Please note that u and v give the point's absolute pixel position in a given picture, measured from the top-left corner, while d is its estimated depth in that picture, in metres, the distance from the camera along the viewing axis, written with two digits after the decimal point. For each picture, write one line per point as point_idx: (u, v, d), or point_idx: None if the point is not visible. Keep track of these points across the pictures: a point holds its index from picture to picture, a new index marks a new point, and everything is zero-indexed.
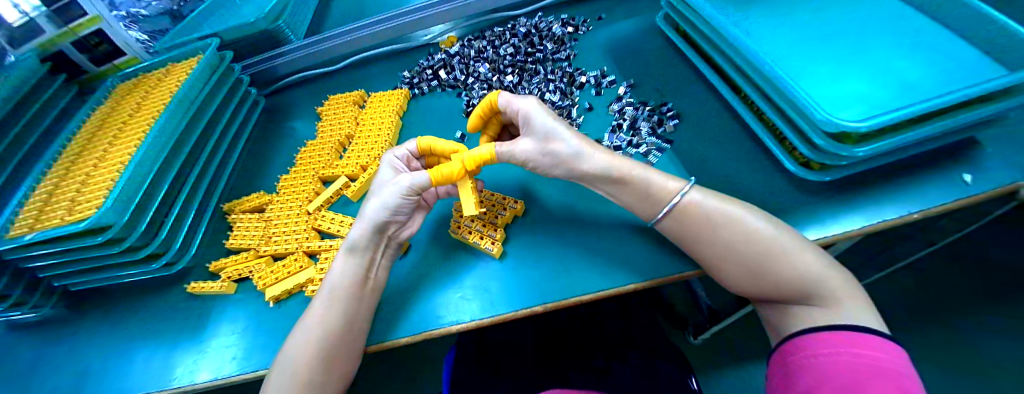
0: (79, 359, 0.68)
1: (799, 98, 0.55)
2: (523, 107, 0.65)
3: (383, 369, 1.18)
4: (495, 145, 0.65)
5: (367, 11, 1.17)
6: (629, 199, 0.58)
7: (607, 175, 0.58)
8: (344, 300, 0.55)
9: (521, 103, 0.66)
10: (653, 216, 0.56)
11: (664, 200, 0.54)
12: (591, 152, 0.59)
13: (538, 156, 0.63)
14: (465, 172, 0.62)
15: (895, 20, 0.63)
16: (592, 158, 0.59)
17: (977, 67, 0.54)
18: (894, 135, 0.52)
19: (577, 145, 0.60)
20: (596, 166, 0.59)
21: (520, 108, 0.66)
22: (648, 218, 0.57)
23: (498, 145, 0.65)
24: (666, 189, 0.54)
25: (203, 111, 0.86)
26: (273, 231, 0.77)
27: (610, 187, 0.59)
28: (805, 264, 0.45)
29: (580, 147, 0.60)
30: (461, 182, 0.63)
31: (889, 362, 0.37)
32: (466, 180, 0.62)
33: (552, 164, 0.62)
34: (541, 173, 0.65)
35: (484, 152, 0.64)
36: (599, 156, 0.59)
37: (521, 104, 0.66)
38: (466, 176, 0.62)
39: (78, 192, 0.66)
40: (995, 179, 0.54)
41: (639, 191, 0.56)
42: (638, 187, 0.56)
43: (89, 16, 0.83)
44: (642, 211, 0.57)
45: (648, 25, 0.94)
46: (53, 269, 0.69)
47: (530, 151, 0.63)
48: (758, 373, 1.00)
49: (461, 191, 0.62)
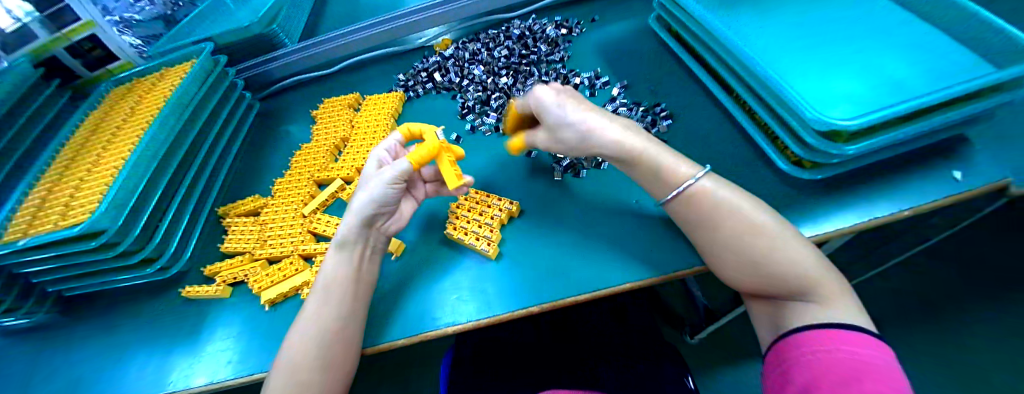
0: (74, 365, 0.68)
1: (790, 97, 0.55)
2: (531, 98, 0.66)
3: (381, 373, 1.18)
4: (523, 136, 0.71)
5: (361, 14, 1.17)
6: (644, 180, 0.58)
7: (619, 157, 0.59)
8: (338, 302, 0.55)
9: (528, 96, 0.66)
10: (664, 196, 0.56)
11: (676, 183, 0.54)
12: (600, 133, 0.59)
13: (554, 145, 0.65)
14: (440, 149, 0.65)
15: (884, 19, 0.63)
16: (602, 139, 0.59)
17: (964, 65, 0.54)
18: (883, 133, 0.52)
19: (584, 130, 0.60)
20: (608, 148, 0.59)
21: (528, 99, 0.66)
22: (660, 198, 0.57)
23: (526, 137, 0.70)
24: (678, 173, 0.54)
25: (197, 115, 0.86)
26: (268, 234, 0.77)
27: (626, 168, 0.60)
28: (802, 260, 0.46)
29: (588, 131, 0.60)
30: (438, 159, 0.65)
31: (881, 358, 0.37)
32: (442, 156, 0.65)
33: (570, 150, 0.64)
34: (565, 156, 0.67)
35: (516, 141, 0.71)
36: (609, 136, 0.59)
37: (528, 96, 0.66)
38: (441, 152, 0.64)
39: (71, 197, 0.65)
40: (985, 176, 0.54)
41: (651, 172, 0.57)
42: (652, 168, 0.56)
43: (83, 21, 0.83)
44: (656, 191, 0.57)
45: (641, 27, 0.94)
46: (47, 274, 0.69)
47: (549, 142, 0.65)
48: (754, 371, 1.00)
49: (442, 170, 0.64)
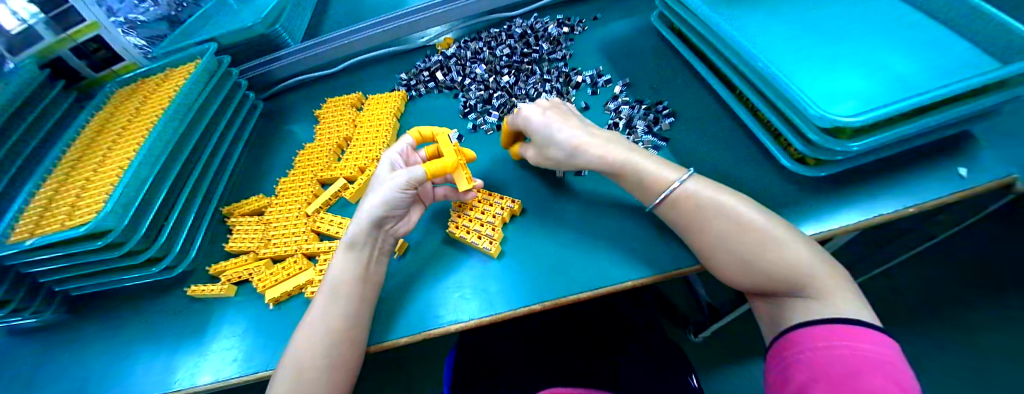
0: (81, 364, 0.68)
1: (794, 94, 0.55)
2: (517, 117, 0.69)
3: (384, 372, 1.18)
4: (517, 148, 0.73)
5: (364, 14, 1.18)
6: (628, 183, 0.59)
7: (605, 170, 0.60)
8: (345, 300, 0.55)
9: (515, 113, 0.70)
10: (651, 200, 0.57)
11: (663, 186, 0.55)
12: (583, 152, 0.61)
13: (543, 161, 0.67)
14: (458, 164, 0.66)
15: (888, 15, 0.63)
16: (585, 158, 0.61)
17: (969, 61, 0.54)
18: (888, 130, 0.52)
19: (568, 147, 0.61)
20: (592, 165, 0.61)
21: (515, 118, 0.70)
22: (648, 203, 0.57)
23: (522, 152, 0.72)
24: (662, 176, 0.56)
25: (201, 115, 0.87)
26: (272, 233, 0.78)
27: (613, 177, 0.61)
28: (797, 257, 0.45)
29: (572, 148, 0.61)
30: (455, 174, 0.66)
31: (885, 354, 0.37)
32: (459, 171, 0.66)
33: (558, 166, 0.66)
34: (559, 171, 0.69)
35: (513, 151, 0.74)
36: (591, 154, 0.60)
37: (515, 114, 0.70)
38: (459, 168, 0.66)
39: (78, 196, 0.66)
40: (991, 173, 0.54)
41: (633, 176, 0.58)
42: (636, 173, 0.58)
43: (89, 22, 0.84)
44: (641, 195, 0.58)
45: (643, 25, 0.94)
46: (53, 274, 0.69)
47: (537, 160, 0.68)
48: (757, 371, 1.00)
49: (456, 182, 0.66)
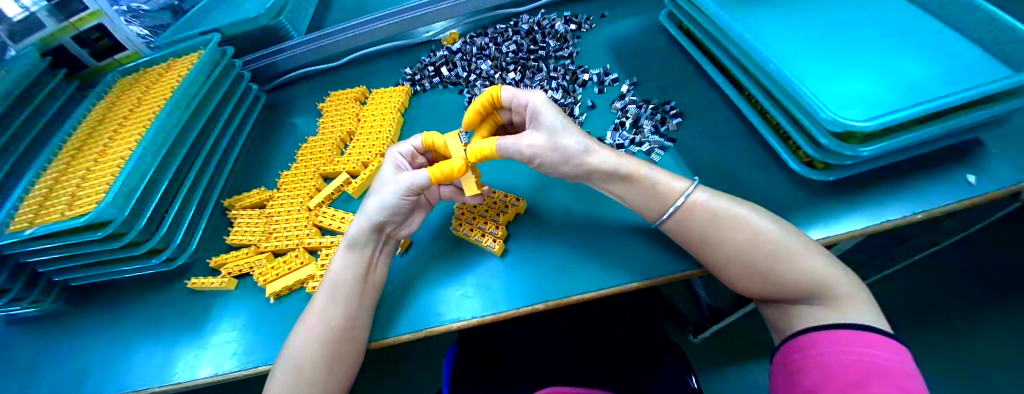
0: (78, 356, 0.68)
1: (805, 98, 0.54)
2: (531, 100, 0.62)
3: (382, 370, 1.18)
4: (497, 139, 0.61)
5: (368, 8, 1.17)
6: (634, 199, 0.57)
7: (614, 173, 0.57)
8: (344, 296, 0.55)
9: (529, 96, 0.63)
10: (657, 218, 0.55)
11: (669, 202, 0.54)
12: (598, 149, 0.58)
13: (547, 151, 0.59)
14: (466, 167, 0.60)
15: (897, 19, 0.63)
16: (600, 154, 0.58)
17: (981, 67, 0.53)
18: (898, 136, 0.51)
19: (586, 141, 0.58)
20: (604, 162, 0.57)
21: (527, 101, 0.63)
22: (654, 220, 0.56)
23: (501, 141, 0.60)
24: (669, 190, 0.54)
25: (203, 107, 0.86)
26: (273, 227, 0.77)
27: (615, 185, 0.58)
28: (809, 266, 0.45)
29: (589, 143, 0.58)
30: (464, 178, 0.61)
31: (893, 361, 0.37)
32: (468, 175, 0.61)
33: (560, 161, 0.59)
34: (547, 171, 0.62)
35: (485, 147, 0.61)
36: (605, 153, 0.58)
37: (529, 97, 0.63)
38: (468, 171, 0.60)
39: (78, 187, 0.65)
40: (999, 180, 0.53)
41: (645, 189, 0.56)
42: (645, 183, 0.56)
43: (90, 11, 0.81)
44: (648, 213, 0.56)
45: (650, 24, 0.93)
46: (51, 264, 0.69)
47: (537, 146, 0.59)
48: (758, 375, 0.99)
49: (465, 185, 0.61)
